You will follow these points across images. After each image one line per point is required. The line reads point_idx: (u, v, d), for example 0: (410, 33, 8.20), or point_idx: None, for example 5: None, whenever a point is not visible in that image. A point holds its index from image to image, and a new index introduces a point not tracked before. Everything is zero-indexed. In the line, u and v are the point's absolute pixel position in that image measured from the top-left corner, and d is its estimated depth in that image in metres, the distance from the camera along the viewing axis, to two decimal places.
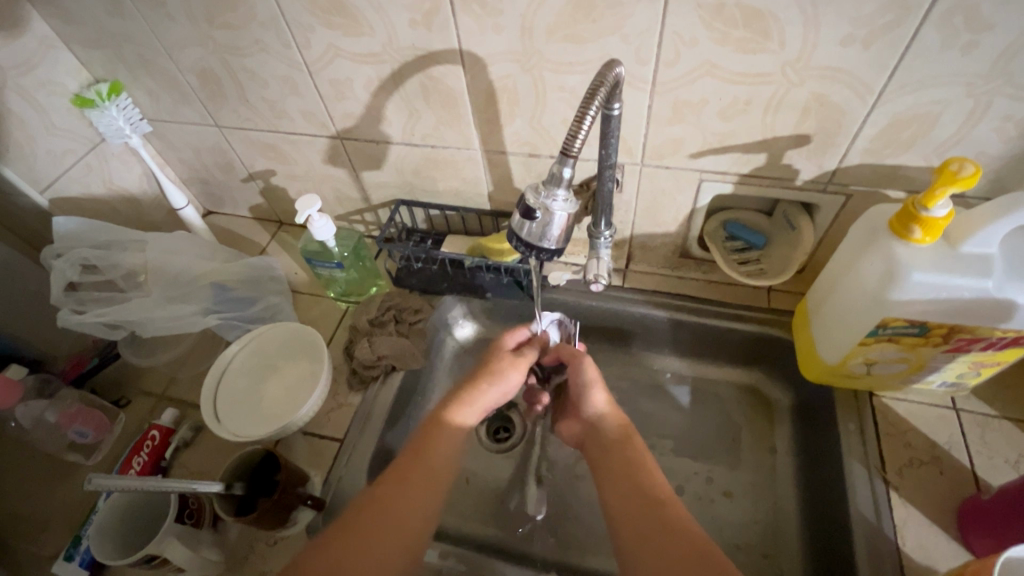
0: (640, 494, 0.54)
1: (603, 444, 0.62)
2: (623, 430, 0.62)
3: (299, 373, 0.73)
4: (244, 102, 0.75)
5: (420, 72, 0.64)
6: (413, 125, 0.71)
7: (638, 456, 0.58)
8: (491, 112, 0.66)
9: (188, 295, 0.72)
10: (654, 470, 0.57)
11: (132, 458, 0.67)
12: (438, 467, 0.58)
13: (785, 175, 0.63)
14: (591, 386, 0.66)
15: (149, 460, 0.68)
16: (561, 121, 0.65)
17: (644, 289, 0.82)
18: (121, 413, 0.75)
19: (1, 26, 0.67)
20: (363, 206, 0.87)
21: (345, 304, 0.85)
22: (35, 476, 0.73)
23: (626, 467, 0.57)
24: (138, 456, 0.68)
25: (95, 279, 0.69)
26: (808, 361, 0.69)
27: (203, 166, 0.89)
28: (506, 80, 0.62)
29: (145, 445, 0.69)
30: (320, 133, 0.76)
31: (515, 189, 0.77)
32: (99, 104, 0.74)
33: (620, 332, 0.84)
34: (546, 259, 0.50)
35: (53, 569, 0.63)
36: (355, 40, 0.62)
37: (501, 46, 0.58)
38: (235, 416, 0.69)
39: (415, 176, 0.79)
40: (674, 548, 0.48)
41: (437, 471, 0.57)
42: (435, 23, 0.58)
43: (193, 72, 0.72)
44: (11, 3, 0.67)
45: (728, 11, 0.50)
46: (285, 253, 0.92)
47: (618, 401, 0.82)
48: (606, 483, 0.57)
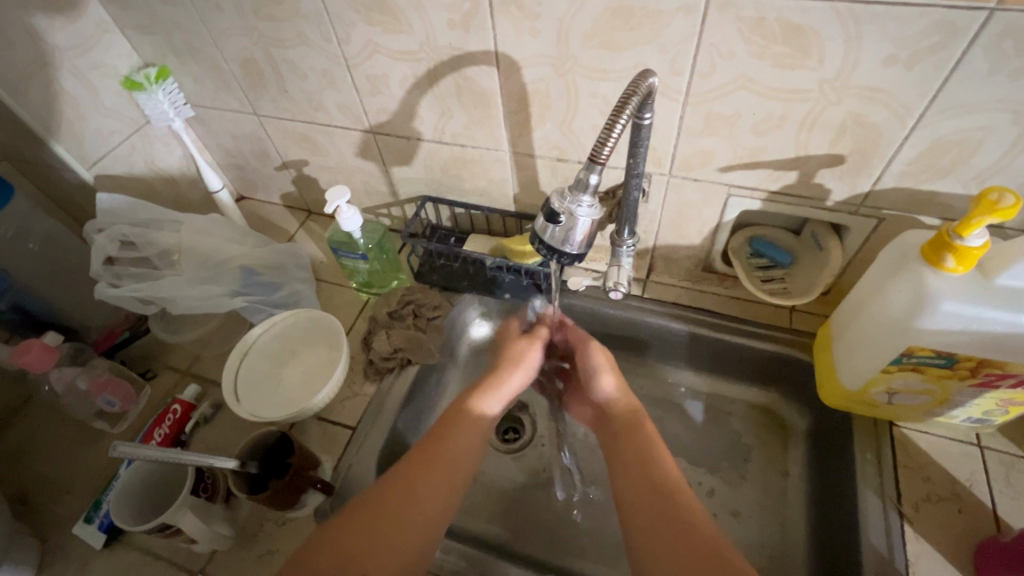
0: (651, 479, 0.54)
1: (615, 429, 0.62)
2: (636, 410, 0.63)
3: (319, 359, 0.75)
4: (283, 92, 0.77)
5: (455, 72, 0.65)
6: (444, 123, 0.72)
7: (649, 441, 0.58)
8: (522, 115, 0.67)
9: (217, 276, 0.75)
10: (666, 456, 0.56)
11: (154, 430, 0.70)
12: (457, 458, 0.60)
13: (816, 194, 0.62)
14: (601, 371, 0.67)
15: (169, 433, 0.70)
16: (590, 128, 0.65)
17: (664, 301, 0.81)
18: (147, 386, 0.78)
19: (62, 8, 0.70)
20: (391, 200, 0.89)
21: (367, 295, 0.87)
22: (63, 440, 0.76)
23: (638, 453, 0.57)
24: (160, 428, 0.70)
25: (132, 255, 0.71)
26: (826, 385, 0.68)
27: (240, 152, 0.92)
28: (539, 84, 0.63)
29: (166, 419, 0.71)
30: (354, 126, 0.78)
31: (541, 192, 0.77)
32: (147, 87, 0.78)
33: (636, 342, 0.83)
34: (568, 264, 0.50)
35: (73, 530, 0.67)
36: (394, 38, 0.63)
37: (536, 50, 0.59)
38: (256, 397, 0.71)
39: (443, 174, 0.80)
40: (679, 540, 0.48)
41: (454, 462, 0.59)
42: (473, 25, 0.59)
43: (236, 61, 0.75)
44: None
45: (768, 26, 0.50)
46: (312, 242, 0.94)
47: None
48: (619, 467, 0.57)
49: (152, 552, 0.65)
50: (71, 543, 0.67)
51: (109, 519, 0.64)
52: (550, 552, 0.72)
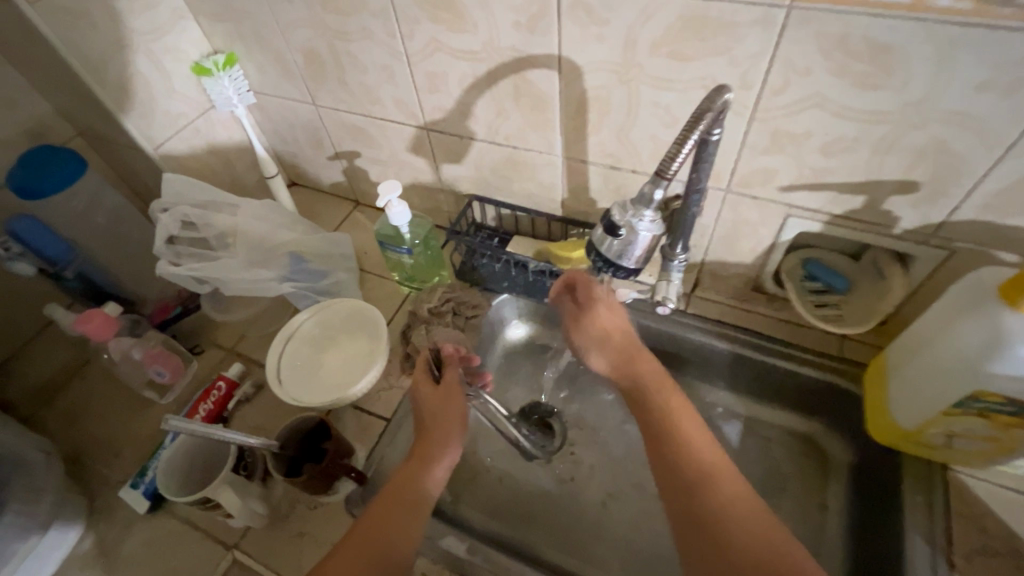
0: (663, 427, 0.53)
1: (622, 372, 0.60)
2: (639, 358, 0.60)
3: (358, 349, 0.76)
4: (343, 84, 0.78)
5: (515, 73, 0.64)
6: (499, 124, 0.72)
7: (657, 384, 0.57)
8: (579, 120, 0.66)
9: (268, 261, 0.76)
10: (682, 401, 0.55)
11: (200, 404, 0.73)
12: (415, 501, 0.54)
13: (883, 220, 0.60)
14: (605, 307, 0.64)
15: (213, 409, 0.73)
16: (648, 137, 0.64)
17: (708, 318, 0.79)
18: (195, 360, 0.81)
19: None
20: (438, 196, 0.90)
21: (408, 290, 0.87)
22: (114, 405, 0.80)
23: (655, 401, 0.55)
24: (205, 403, 0.73)
25: (191, 235, 0.74)
26: (876, 418, 0.65)
27: (295, 140, 0.94)
28: (600, 90, 0.62)
29: (212, 394, 0.74)
30: (409, 122, 0.79)
31: (590, 199, 0.76)
32: (214, 74, 0.81)
33: (675, 357, 0.82)
34: (621, 277, 0.49)
35: (119, 493, 0.70)
36: (458, 37, 0.64)
37: (601, 56, 0.58)
38: (296, 381, 0.73)
39: (492, 174, 0.80)
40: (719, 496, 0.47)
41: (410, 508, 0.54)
42: (539, 28, 0.58)
43: (301, 52, 0.77)
44: None
45: (851, 43, 0.47)
46: (358, 232, 0.95)
47: None
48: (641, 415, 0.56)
49: (190, 522, 0.68)
50: (117, 505, 0.71)
51: (153, 486, 0.67)
52: (574, 562, 0.71)
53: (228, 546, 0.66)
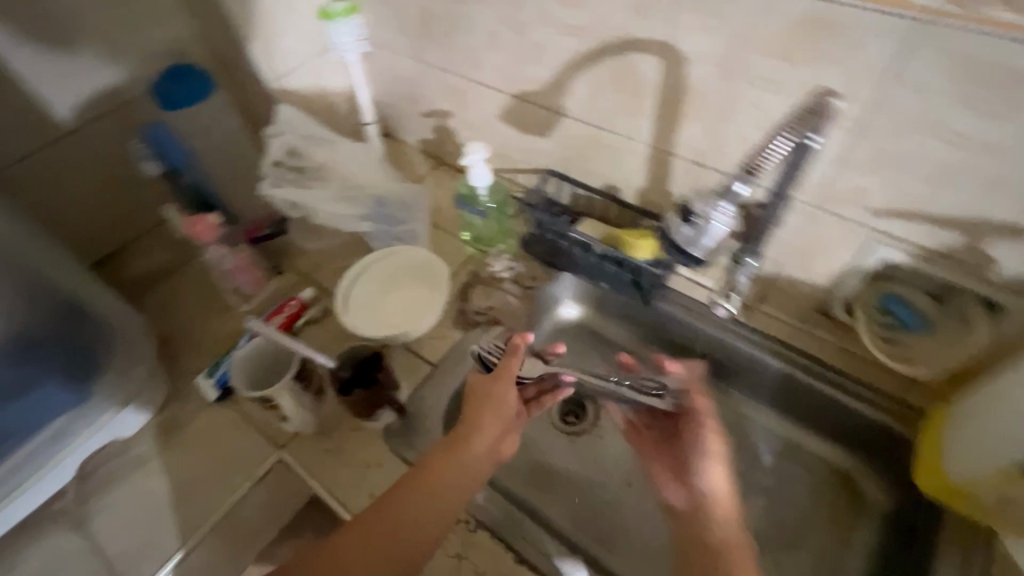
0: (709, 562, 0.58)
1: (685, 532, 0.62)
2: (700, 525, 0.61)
3: (419, 295, 0.81)
4: (449, 45, 0.82)
5: (618, 55, 0.65)
6: (591, 104, 0.73)
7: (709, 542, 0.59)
8: (673, 111, 0.66)
9: (355, 199, 0.82)
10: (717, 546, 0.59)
11: (273, 316, 0.80)
12: (417, 524, 0.57)
13: (978, 263, 0.57)
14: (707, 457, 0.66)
15: (284, 323, 0.80)
16: (739, 138, 0.63)
17: (768, 334, 0.76)
18: (274, 278, 0.89)
19: None
20: (517, 167, 0.92)
21: (472, 251, 0.91)
22: (200, 303, 0.89)
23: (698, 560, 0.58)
24: (278, 316, 0.80)
25: (295, 161, 0.81)
26: (929, 474, 0.61)
27: (395, 93, 0.99)
28: (699, 83, 0.61)
29: (284, 310, 0.81)
30: (505, 89, 0.81)
31: (668, 192, 0.76)
32: (336, 18, 0.85)
33: (721, 365, 0.81)
34: (688, 265, 0.53)
35: (194, 380, 0.79)
36: (568, 11, 0.65)
37: (707, 48, 0.58)
38: (358, 312, 0.79)
39: (575, 152, 0.82)
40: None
41: (407, 530, 0.57)
42: (651, 11, 0.59)
43: (417, 8, 0.81)
44: None
45: (980, 67, 0.45)
46: (436, 188, 1.00)
47: None
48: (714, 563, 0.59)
49: (248, 417, 0.76)
50: (190, 389, 0.79)
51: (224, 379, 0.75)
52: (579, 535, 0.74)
53: (278, 445, 0.73)
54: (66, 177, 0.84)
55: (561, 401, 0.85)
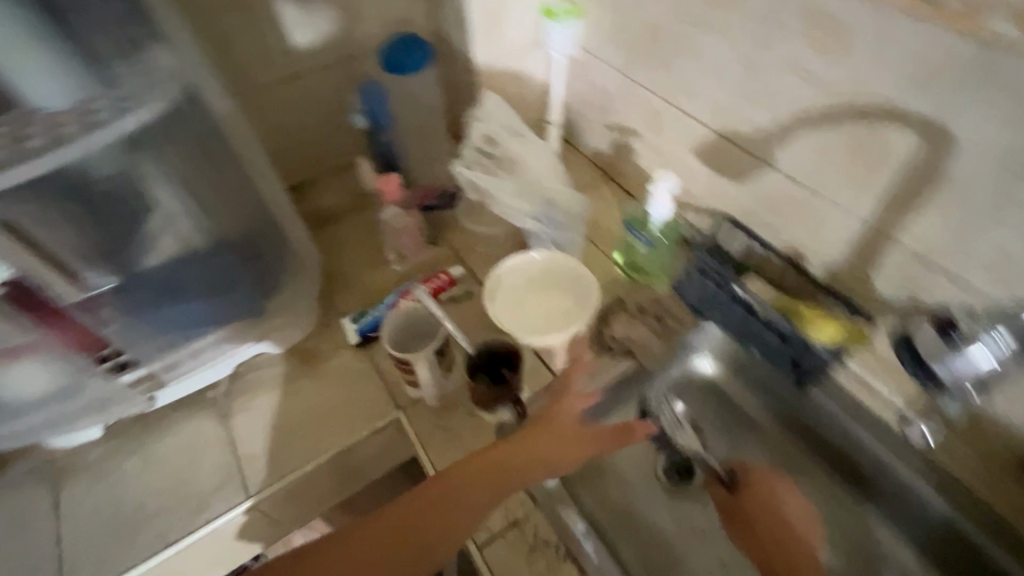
0: None
1: None
2: None
3: (563, 306, 0.80)
4: (665, 68, 0.80)
5: (865, 120, 0.59)
6: (809, 163, 0.67)
7: None
8: (912, 195, 0.59)
9: (531, 195, 0.83)
10: None
11: (424, 283, 0.85)
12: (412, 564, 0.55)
13: None
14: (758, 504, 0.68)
15: (431, 291, 0.85)
16: (991, 246, 0.55)
17: (936, 462, 0.68)
18: (429, 248, 0.93)
19: None
20: (691, 203, 0.88)
21: (622, 274, 0.89)
22: (357, 251, 0.95)
23: None
24: (427, 285, 0.85)
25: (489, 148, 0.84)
26: None
27: (586, 102, 0.99)
28: (962, 173, 0.54)
29: (434, 280, 0.86)
30: (711, 125, 0.77)
31: (867, 277, 0.69)
32: (558, 19, 0.86)
33: (867, 478, 0.72)
34: (920, 378, 0.58)
35: (342, 320, 0.85)
36: (823, 62, 0.60)
37: (990, 139, 0.50)
38: (503, 305, 0.79)
39: (766, 206, 0.76)
40: None
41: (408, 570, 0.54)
42: (930, 84, 0.52)
43: (644, 25, 0.79)
44: None
45: None
46: (600, 202, 0.99)
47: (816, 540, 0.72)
48: None
49: (380, 371, 0.80)
50: (336, 327, 0.85)
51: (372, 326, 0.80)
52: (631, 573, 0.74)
53: (399, 404, 0.77)
54: (287, 113, 0.93)
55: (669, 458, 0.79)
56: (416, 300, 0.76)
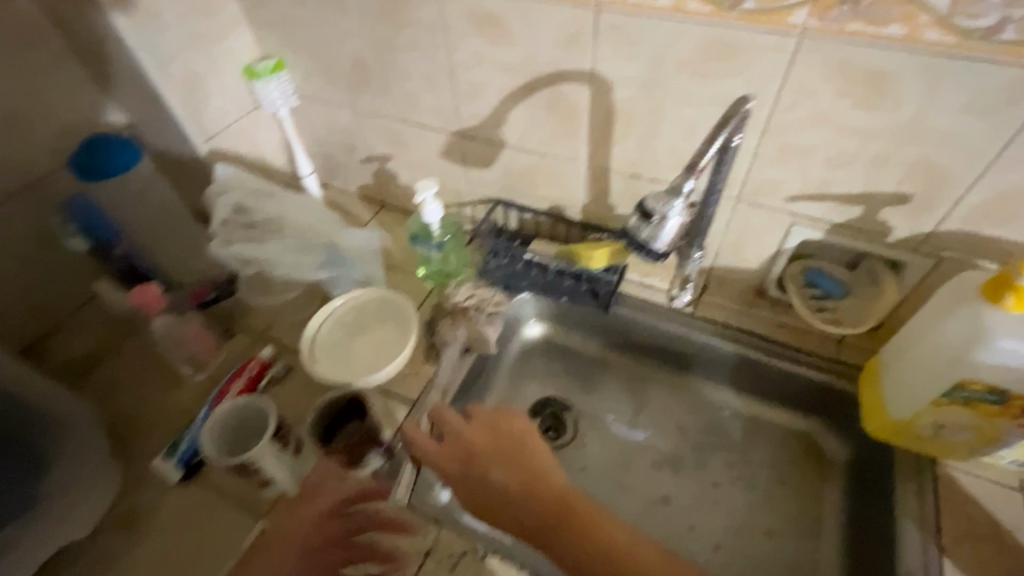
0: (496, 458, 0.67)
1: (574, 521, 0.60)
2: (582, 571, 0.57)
3: (385, 335, 0.80)
4: (385, 91, 0.85)
5: (550, 87, 0.71)
6: (530, 133, 0.78)
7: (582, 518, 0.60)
8: (607, 131, 0.72)
9: (310, 248, 0.81)
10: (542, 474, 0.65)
11: (233, 382, 0.76)
12: None
13: (879, 230, 0.65)
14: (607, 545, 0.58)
15: (246, 385, 0.76)
16: (669, 148, 0.70)
17: (715, 320, 0.85)
18: (227, 343, 0.84)
19: (194, 8, 0.80)
20: (463, 200, 0.96)
21: (433, 284, 0.92)
22: (144, 383, 0.81)
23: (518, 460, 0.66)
24: (238, 381, 0.77)
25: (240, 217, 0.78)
26: (872, 414, 0.71)
27: (330, 141, 1.00)
28: (627, 104, 0.68)
29: (245, 372, 0.77)
30: (444, 128, 0.86)
31: (611, 206, 0.82)
32: (263, 77, 0.87)
33: (682, 357, 0.88)
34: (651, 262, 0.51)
35: (153, 463, 0.73)
36: (500, 51, 0.70)
37: (631, 74, 0.65)
38: (328, 358, 0.77)
39: (519, 179, 0.86)
40: None
41: None
42: (576, 46, 0.65)
43: (348, 60, 0.84)
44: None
45: (852, 69, 0.54)
46: (385, 231, 1.02)
47: (658, 430, 0.87)
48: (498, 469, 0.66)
49: (224, 491, 0.71)
50: (151, 476, 0.73)
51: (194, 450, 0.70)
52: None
53: (264, 505, 0.69)
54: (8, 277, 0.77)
55: (542, 418, 0.89)
56: (229, 404, 0.68)
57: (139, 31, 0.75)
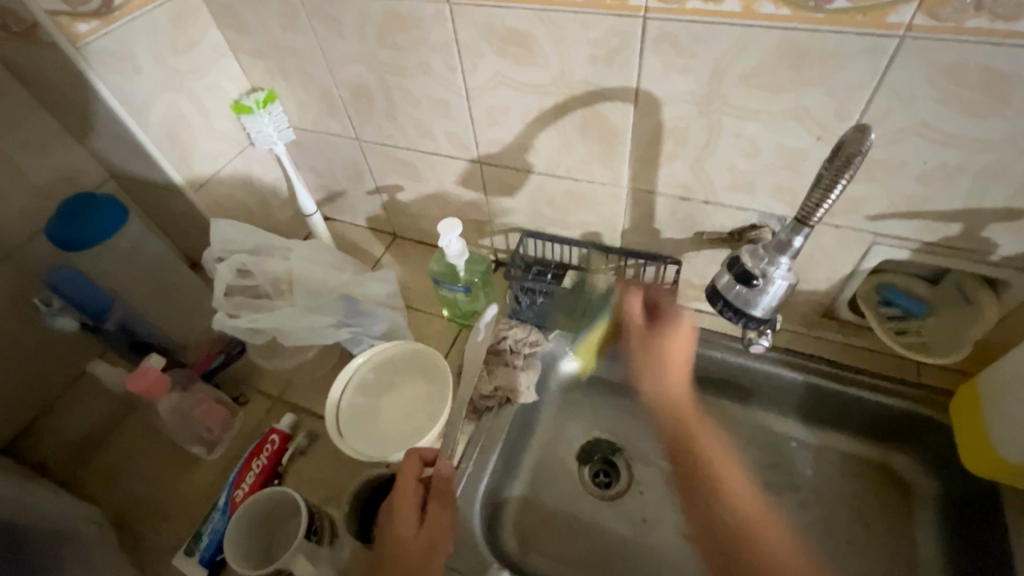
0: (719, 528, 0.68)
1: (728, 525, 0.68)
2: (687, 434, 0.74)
3: (415, 394, 0.72)
4: (392, 119, 0.76)
5: (585, 107, 0.62)
6: (561, 157, 0.69)
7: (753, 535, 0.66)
8: (652, 151, 0.63)
9: (324, 306, 0.71)
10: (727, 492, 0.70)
11: (252, 460, 0.68)
12: None
13: (980, 247, 0.57)
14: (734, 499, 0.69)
15: (267, 464, 0.68)
16: (727, 168, 0.61)
17: (777, 346, 0.77)
18: (241, 412, 0.76)
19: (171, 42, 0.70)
20: (484, 229, 0.88)
21: (459, 326, 0.84)
22: (154, 465, 0.74)
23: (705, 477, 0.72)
24: (257, 459, 0.69)
25: (245, 283, 0.69)
26: (974, 451, 0.63)
27: (332, 173, 0.91)
28: (678, 122, 0.59)
29: (265, 449, 0.69)
30: (461, 156, 0.77)
31: (655, 230, 0.73)
32: (255, 112, 0.78)
33: (741, 386, 0.80)
34: (752, 327, 0.49)
35: (172, 561, 0.65)
36: (525, 71, 0.61)
37: (683, 89, 0.56)
38: (355, 430, 0.69)
39: (548, 207, 0.78)
40: None
41: None
42: (617, 61, 0.56)
43: (348, 87, 0.75)
44: (185, 27, 0.72)
45: (965, 72, 0.45)
46: (400, 268, 0.93)
47: None
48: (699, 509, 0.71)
49: None
50: (172, 575, 0.65)
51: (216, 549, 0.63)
52: None
53: None
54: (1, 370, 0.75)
55: (590, 462, 0.81)
56: (254, 500, 0.59)
57: (110, 73, 0.65)
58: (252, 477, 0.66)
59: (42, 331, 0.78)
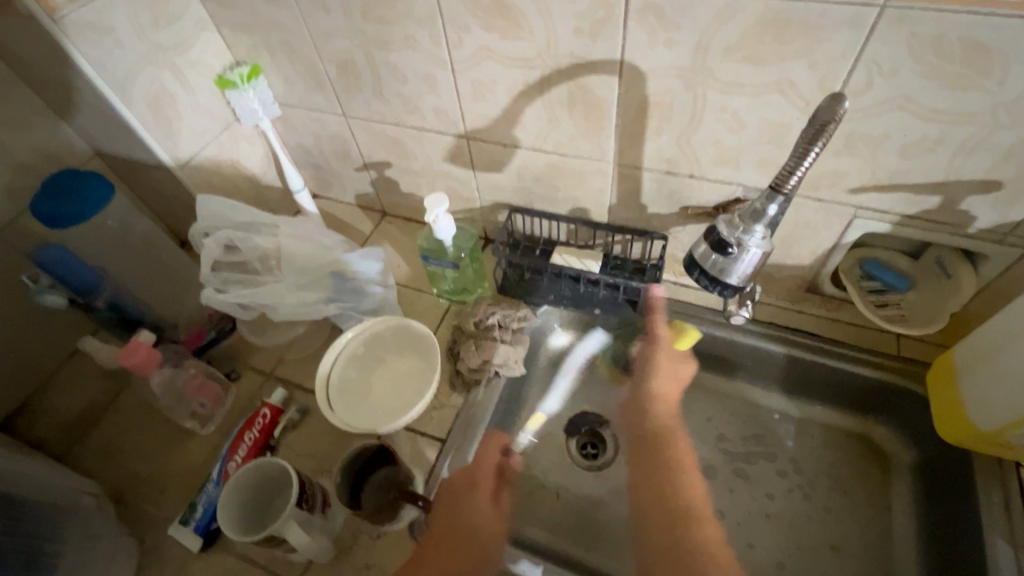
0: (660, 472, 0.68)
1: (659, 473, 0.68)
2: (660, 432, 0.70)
3: (404, 368, 0.73)
4: (378, 95, 0.76)
5: (571, 80, 0.62)
6: (548, 132, 0.69)
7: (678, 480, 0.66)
8: (638, 125, 0.63)
9: (313, 282, 0.72)
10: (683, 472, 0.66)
11: (244, 434, 0.69)
12: None
13: (958, 220, 0.58)
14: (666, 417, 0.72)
15: (259, 438, 0.70)
16: (711, 142, 0.61)
17: (761, 320, 0.78)
18: (233, 387, 0.77)
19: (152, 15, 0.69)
20: (473, 206, 0.88)
21: (448, 302, 0.85)
22: (149, 439, 0.75)
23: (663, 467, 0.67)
24: (250, 432, 0.70)
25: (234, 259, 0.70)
26: (951, 422, 0.64)
27: (320, 150, 0.91)
28: (662, 96, 0.59)
29: (256, 423, 0.70)
30: (448, 131, 0.76)
31: (641, 206, 0.74)
32: (239, 86, 0.78)
33: (725, 360, 0.81)
34: (727, 294, 0.51)
35: (168, 531, 0.67)
36: (511, 44, 0.61)
37: (668, 62, 0.56)
38: (346, 403, 0.70)
39: (535, 183, 0.78)
40: None
41: None
42: (602, 33, 0.56)
43: (333, 61, 0.74)
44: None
45: (946, 45, 0.45)
46: (390, 245, 0.93)
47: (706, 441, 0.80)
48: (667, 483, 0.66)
49: (247, 558, 0.65)
50: (168, 544, 0.67)
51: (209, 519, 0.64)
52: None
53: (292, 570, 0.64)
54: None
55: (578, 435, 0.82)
56: (247, 469, 0.61)
57: (89, 48, 0.64)
58: (243, 450, 0.68)
59: (29, 309, 0.78)
